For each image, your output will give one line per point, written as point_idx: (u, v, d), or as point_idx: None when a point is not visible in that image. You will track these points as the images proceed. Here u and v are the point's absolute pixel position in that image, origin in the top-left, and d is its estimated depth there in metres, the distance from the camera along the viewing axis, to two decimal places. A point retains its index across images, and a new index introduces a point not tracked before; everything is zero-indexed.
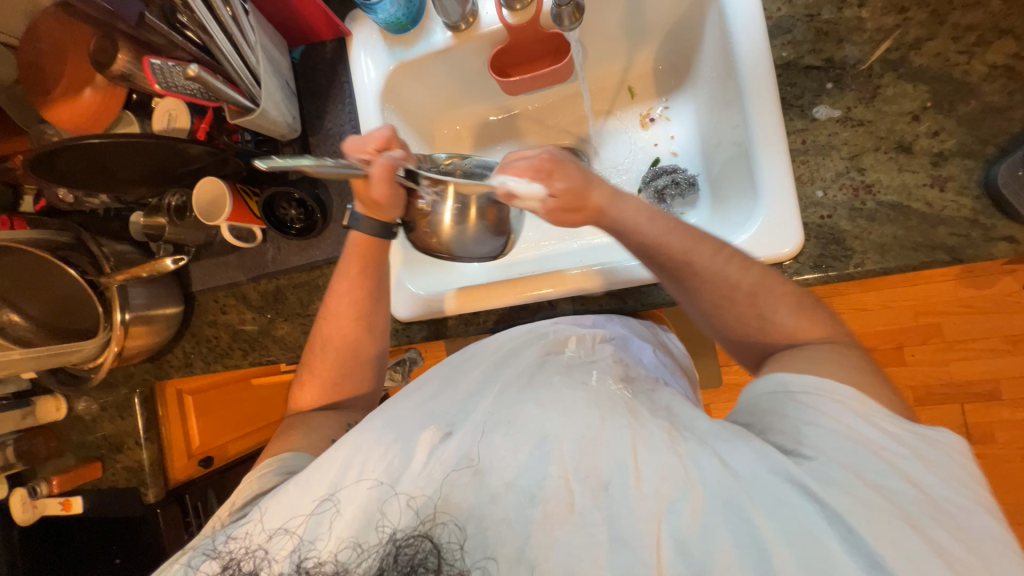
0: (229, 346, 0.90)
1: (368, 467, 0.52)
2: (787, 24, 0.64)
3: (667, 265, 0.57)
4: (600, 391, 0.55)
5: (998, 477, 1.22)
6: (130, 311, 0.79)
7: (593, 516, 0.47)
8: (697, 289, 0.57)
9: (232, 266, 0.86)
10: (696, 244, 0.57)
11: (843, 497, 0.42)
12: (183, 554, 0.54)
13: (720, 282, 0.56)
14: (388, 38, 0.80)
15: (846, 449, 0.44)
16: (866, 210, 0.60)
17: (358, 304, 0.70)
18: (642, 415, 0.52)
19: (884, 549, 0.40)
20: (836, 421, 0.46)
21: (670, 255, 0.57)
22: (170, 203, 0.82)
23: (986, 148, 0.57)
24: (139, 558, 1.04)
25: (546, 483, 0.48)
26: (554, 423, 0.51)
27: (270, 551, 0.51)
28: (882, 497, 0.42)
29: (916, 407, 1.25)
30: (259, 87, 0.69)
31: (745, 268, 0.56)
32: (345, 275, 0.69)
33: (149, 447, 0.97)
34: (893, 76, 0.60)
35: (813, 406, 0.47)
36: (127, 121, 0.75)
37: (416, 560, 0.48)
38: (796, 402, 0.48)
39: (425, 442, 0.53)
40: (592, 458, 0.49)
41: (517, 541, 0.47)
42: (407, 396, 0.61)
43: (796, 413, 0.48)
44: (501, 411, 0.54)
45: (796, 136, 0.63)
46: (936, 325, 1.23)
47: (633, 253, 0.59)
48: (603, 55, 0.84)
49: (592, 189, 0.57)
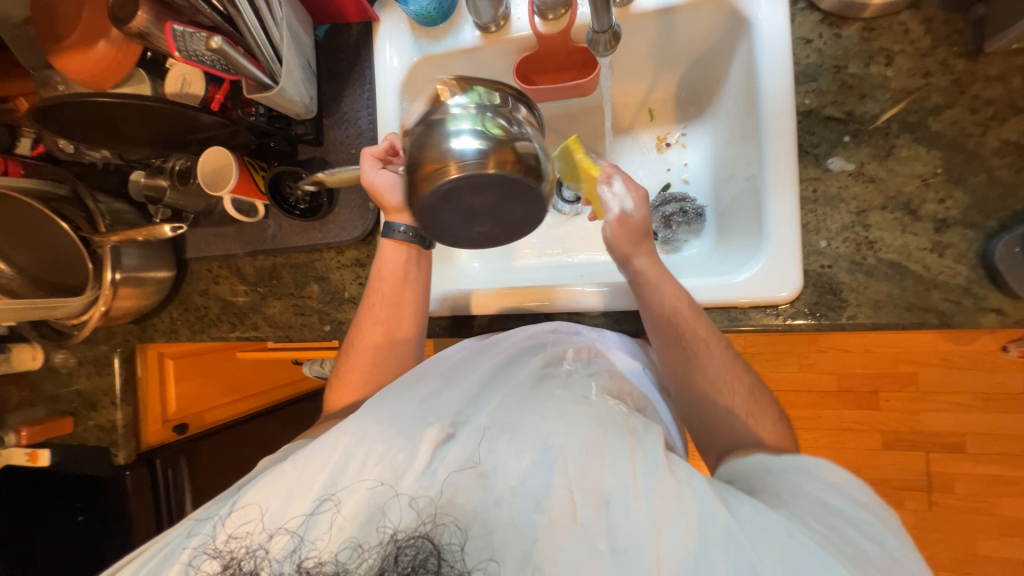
0: (217, 317, 0.89)
1: (371, 457, 0.53)
2: (813, 71, 0.65)
3: (684, 339, 0.61)
4: (600, 407, 0.55)
5: (953, 526, 1.27)
6: (120, 272, 0.78)
7: (594, 528, 0.47)
8: (698, 371, 0.61)
9: (230, 238, 0.85)
10: (714, 333, 0.62)
11: (817, 533, 0.44)
12: (180, 554, 0.53)
13: (721, 377, 0.60)
14: (416, 30, 0.79)
15: (817, 506, 0.47)
16: (866, 265, 0.61)
17: (392, 303, 0.71)
18: (639, 433, 0.53)
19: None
20: (810, 485, 0.49)
21: (689, 331, 0.61)
22: (173, 167, 0.80)
23: (988, 221, 0.58)
24: (100, 516, 1.03)
25: (551, 492, 0.49)
26: (557, 433, 0.52)
27: (271, 552, 0.50)
28: (849, 540, 0.44)
29: (884, 451, 1.29)
30: (280, 65, 0.68)
31: (743, 374, 0.61)
32: (382, 277, 0.71)
33: (124, 408, 0.96)
34: (909, 139, 0.61)
35: (790, 478, 0.50)
36: (138, 78, 0.75)
37: (416, 562, 0.48)
38: (777, 475, 0.51)
39: (429, 440, 0.54)
40: (594, 473, 0.49)
41: (523, 544, 0.48)
42: (405, 394, 0.60)
43: (776, 480, 0.50)
44: (505, 416, 0.55)
45: (808, 183, 0.64)
46: (914, 374, 1.26)
47: (657, 315, 0.63)
48: (628, 74, 0.84)
49: (639, 257, 0.64)
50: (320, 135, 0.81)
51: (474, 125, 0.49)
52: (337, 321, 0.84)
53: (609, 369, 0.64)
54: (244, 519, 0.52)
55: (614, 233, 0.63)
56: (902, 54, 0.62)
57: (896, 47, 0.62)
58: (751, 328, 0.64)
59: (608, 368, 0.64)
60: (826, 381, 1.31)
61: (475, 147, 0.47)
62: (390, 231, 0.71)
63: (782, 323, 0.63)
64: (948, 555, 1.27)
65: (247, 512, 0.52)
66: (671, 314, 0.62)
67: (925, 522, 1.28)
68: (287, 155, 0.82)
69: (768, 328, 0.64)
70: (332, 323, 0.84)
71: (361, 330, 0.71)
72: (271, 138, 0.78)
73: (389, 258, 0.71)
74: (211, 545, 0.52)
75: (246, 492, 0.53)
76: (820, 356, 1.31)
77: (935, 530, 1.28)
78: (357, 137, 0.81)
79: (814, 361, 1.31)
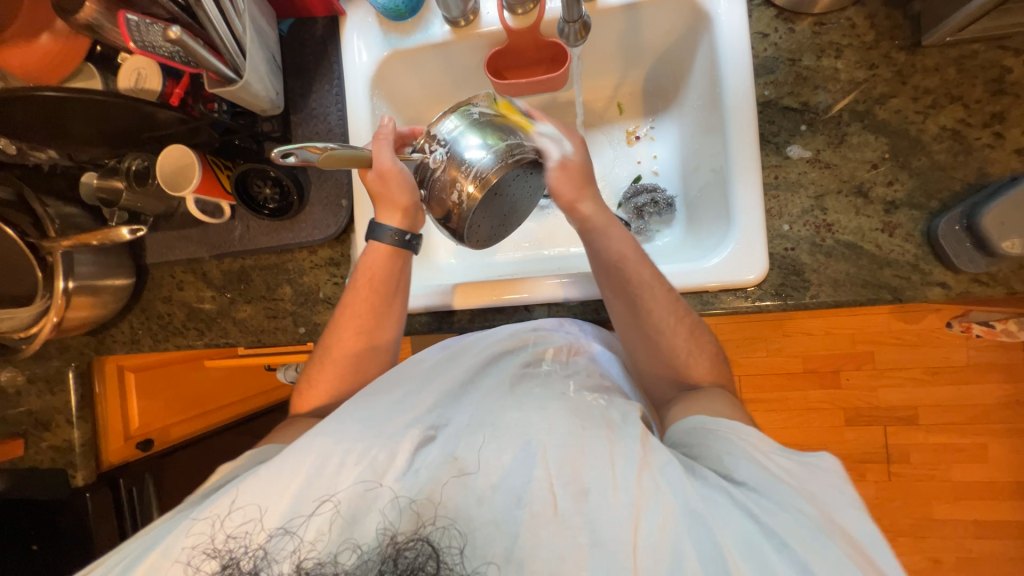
0: (182, 324, 0.85)
1: (350, 458, 0.52)
2: (771, 64, 0.68)
3: (628, 284, 0.63)
4: (578, 401, 0.56)
5: (910, 494, 1.35)
6: (73, 280, 0.73)
7: (573, 520, 0.48)
8: (644, 314, 0.62)
9: (194, 241, 0.82)
10: (656, 276, 0.63)
11: (770, 511, 0.45)
12: (178, 552, 0.50)
13: (664, 317, 0.62)
14: (385, 25, 0.78)
15: (762, 475, 0.48)
16: (825, 246, 0.64)
17: (374, 312, 0.69)
18: (618, 426, 0.53)
19: (809, 555, 0.42)
20: (748, 449, 0.50)
21: (632, 276, 0.62)
22: (129, 167, 0.77)
23: (931, 202, 0.62)
24: (59, 543, 0.96)
25: (532, 487, 0.49)
26: (536, 426, 0.53)
27: (271, 552, 0.49)
28: (799, 510, 0.45)
29: (846, 427, 1.37)
30: (244, 58, 0.66)
31: (685, 312, 0.63)
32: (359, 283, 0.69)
33: (82, 426, 0.90)
34: (859, 127, 0.65)
35: (731, 443, 0.51)
36: (88, 74, 0.70)
37: (416, 563, 0.48)
38: (716, 436, 0.52)
39: (410, 440, 0.54)
40: (574, 465, 0.50)
41: (505, 541, 0.48)
42: (378, 395, 0.59)
43: (718, 446, 0.51)
44: (484, 414, 0.55)
45: (770, 171, 0.67)
46: (870, 353, 1.34)
47: (597, 261, 0.65)
48: (597, 69, 0.86)
49: (580, 202, 0.65)
50: (288, 132, 0.79)
51: (485, 142, 0.59)
52: (312, 323, 0.81)
53: (589, 367, 0.65)
54: (243, 518, 0.50)
55: (557, 181, 0.64)
56: (850, 48, 0.66)
57: (845, 41, 0.66)
58: (723, 311, 0.67)
59: (586, 366, 0.65)
60: (792, 363, 1.37)
61: (495, 160, 0.58)
62: (379, 233, 0.69)
63: (751, 304, 0.66)
64: (906, 521, 1.36)
65: (246, 512, 0.50)
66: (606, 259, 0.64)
67: (885, 492, 1.36)
68: (253, 153, 0.80)
69: (738, 309, 0.67)
70: (307, 325, 0.82)
71: (338, 340, 0.69)
72: (236, 135, 0.75)
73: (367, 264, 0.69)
74: (209, 544, 0.50)
75: (243, 491, 0.51)
76: (786, 340, 1.37)
77: (894, 499, 1.36)
78: (327, 134, 0.79)
79: (781, 344, 1.37)
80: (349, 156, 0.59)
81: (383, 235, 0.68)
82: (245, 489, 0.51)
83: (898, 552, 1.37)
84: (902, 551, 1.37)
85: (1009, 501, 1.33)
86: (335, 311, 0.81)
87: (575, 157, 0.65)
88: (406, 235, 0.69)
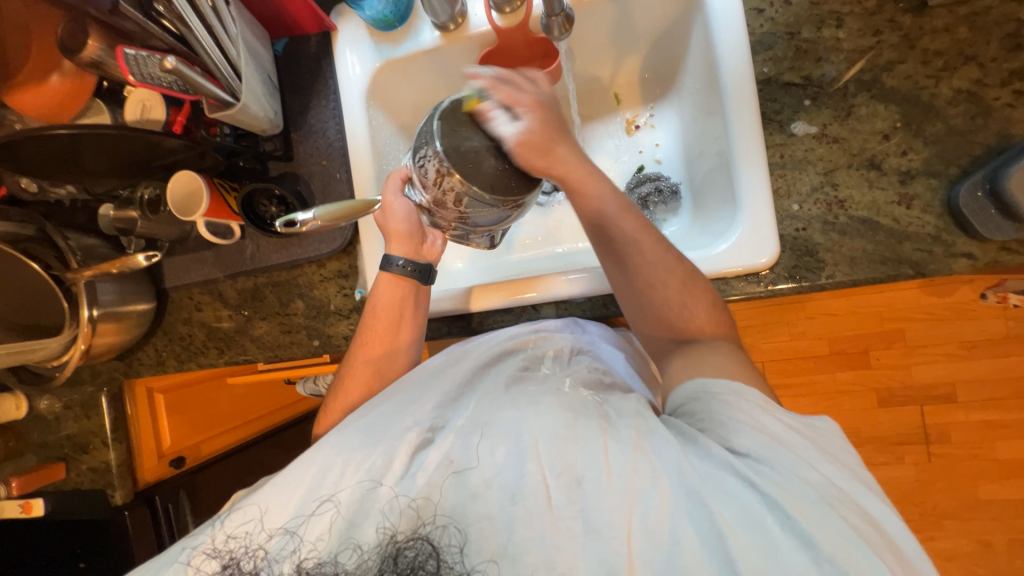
0: (203, 344, 0.88)
1: (350, 466, 0.52)
2: (768, 40, 0.66)
3: (614, 241, 0.59)
4: (571, 396, 0.55)
5: (954, 474, 1.29)
6: (98, 308, 0.76)
7: (567, 510, 0.48)
8: (632, 271, 0.59)
9: (208, 262, 0.84)
10: (642, 229, 0.59)
11: (771, 481, 0.43)
12: (179, 554, 0.53)
13: (652, 267, 0.58)
14: (375, 36, 0.79)
15: (770, 445, 0.45)
16: (838, 224, 0.62)
17: (387, 344, 0.70)
18: (612, 418, 0.52)
19: (814, 530, 0.41)
20: (754, 414, 0.47)
21: (617, 233, 0.59)
22: (142, 197, 0.79)
23: (950, 168, 0.59)
24: (103, 562, 1.00)
25: (525, 481, 0.49)
26: (528, 422, 0.52)
27: (270, 552, 0.51)
28: (800, 480, 0.43)
29: (879, 409, 1.32)
30: (240, 81, 0.67)
31: (678, 258, 0.58)
32: (375, 312, 0.70)
33: (117, 447, 0.94)
34: (867, 97, 0.62)
35: (733, 407, 0.48)
36: (97, 109, 0.73)
37: (416, 562, 0.49)
38: (719, 404, 0.48)
39: (408, 443, 0.54)
40: (566, 456, 0.49)
41: (500, 537, 0.48)
42: (382, 400, 0.59)
43: (722, 412, 0.48)
44: (481, 413, 0.55)
45: (775, 150, 0.65)
46: (900, 330, 1.29)
47: (588, 223, 0.60)
48: (591, 61, 0.85)
49: (558, 144, 0.57)
50: (290, 150, 0.80)
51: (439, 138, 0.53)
52: (325, 336, 0.83)
53: (593, 365, 0.64)
54: (244, 519, 0.52)
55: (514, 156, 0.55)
56: (852, 15, 0.63)
57: (846, 8, 0.64)
58: (736, 297, 0.65)
59: (589, 364, 0.64)
60: (817, 346, 1.33)
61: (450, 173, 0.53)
62: (388, 264, 0.70)
63: (764, 289, 0.64)
64: (952, 504, 1.30)
65: (246, 512, 0.52)
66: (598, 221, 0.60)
67: (927, 474, 1.30)
68: (257, 173, 0.82)
69: (751, 295, 0.65)
70: (321, 338, 0.83)
71: (351, 367, 0.70)
72: (239, 157, 0.78)
73: (386, 291, 0.70)
74: (210, 544, 0.52)
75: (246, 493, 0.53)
76: (809, 322, 1.33)
77: (937, 480, 1.30)
78: (327, 149, 0.80)
79: (804, 327, 1.33)
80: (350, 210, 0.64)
81: (392, 267, 0.70)
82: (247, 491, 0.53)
83: (945, 537, 1.31)
84: (949, 535, 1.31)
85: None
86: (347, 322, 0.82)
87: (533, 128, 0.56)
88: (413, 265, 0.70)
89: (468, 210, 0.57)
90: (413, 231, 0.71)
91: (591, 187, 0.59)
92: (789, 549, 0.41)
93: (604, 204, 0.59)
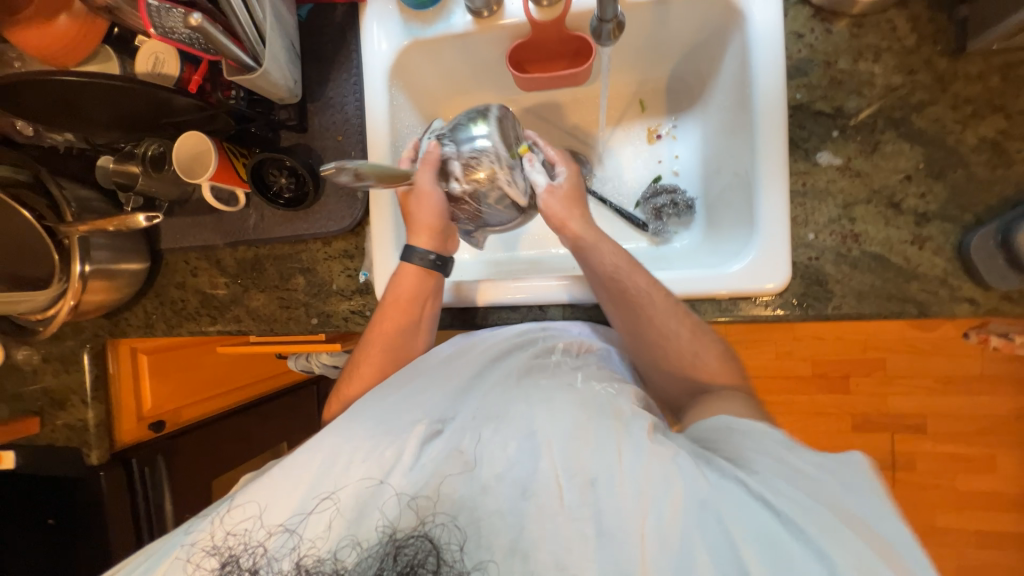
0: (196, 311, 0.85)
1: (357, 455, 0.52)
2: (805, 66, 0.66)
3: (627, 294, 0.63)
4: (585, 392, 0.56)
5: (915, 502, 1.35)
6: (90, 264, 0.73)
7: (580, 511, 0.48)
8: (644, 323, 0.63)
9: (208, 228, 0.82)
10: (652, 283, 0.64)
11: (787, 499, 0.44)
12: (178, 550, 0.52)
13: (664, 321, 0.62)
14: (406, 13, 0.77)
15: (785, 473, 0.46)
16: (851, 257, 0.63)
17: (401, 332, 0.69)
18: (626, 417, 0.53)
19: (831, 546, 0.41)
20: (770, 444, 0.49)
21: (630, 286, 0.63)
22: (145, 152, 0.76)
23: (965, 215, 0.60)
24: (72, 519, 0.98)
25: (537, 477, 0.50)
26: (541, 419, 0.53)
27: (270, 549, 0.50)
28: (818, 501, 0.44)
29: (853, 433, 1.36)
30: (264, 47, 0.65)
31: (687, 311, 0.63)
32: (393, 300, 0.69)
33: (96, 406, 0.92)
34: (894, 134, 0.63)
35: (753, 439, 0.50)
36: (104, 56, 0.70)
37: (415, 560, 0.49)
38: (738, 435, 0.51)
39: (417, 435, 0.54)
40: (581, 457, 0.50)
41: (511, 532, 0.48)
42: (386, 391, 0.60)
43: (742, 442, 0.50)
44: (492, 406, 0.55)
45: (798, 177, 0.65)
46: (882, 360, 1.33)
47: (600, 274, 0.65)
48: (621, 65, 0.84)
49: (575, 215, 0.67)
50: (304, 121, 0.78)
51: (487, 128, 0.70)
52: (324, 314, 0.81)
53: (601, 365, 0.64)
54: (243, 516, 0.51)
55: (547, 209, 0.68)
56: (889, 51, 0.64)
57: (884, 44, 0.64)
58: (742, 318, 0.66)
59: (597, 363, 0.64)
60: (801, 367, 1.36)
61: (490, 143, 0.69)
62: (411, 255, 0.69)
63: (770, 313, 0.65)
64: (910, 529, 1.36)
65: (246, 509, 0.52)
66: (610, 276, 0.64)
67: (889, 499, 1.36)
68: (268, 142, 0.79)
69: (757, 318, 0.65)
70: (319, 316, 0.81)
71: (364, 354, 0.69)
72: (252, 123, 0.75)
73: (405, 282, 0.69)
74: (209, 541, 0.51)
75: (244, 490, 0.53)
76: (797, 344, 1.36)
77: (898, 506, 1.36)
78: (344, 124, 0.78)
79: (791, 348, 1.36)
80: (388, 173, 0.61)
81: (413, 258, 0.69)
82: (246, 488, 0.53)
83: None
84: None
85: (1013, 513, 1.32)
86: (348, 303, 0.80)
87: (566, 183, 0.70)
88: (433, 256, 0.70)
89: (484, 210, 0.72)
90: (442, 227, 0.70)
91: (606, 246, 0.65)
92: (804, 562, 0.41)
93: (618, 260, 0.64)
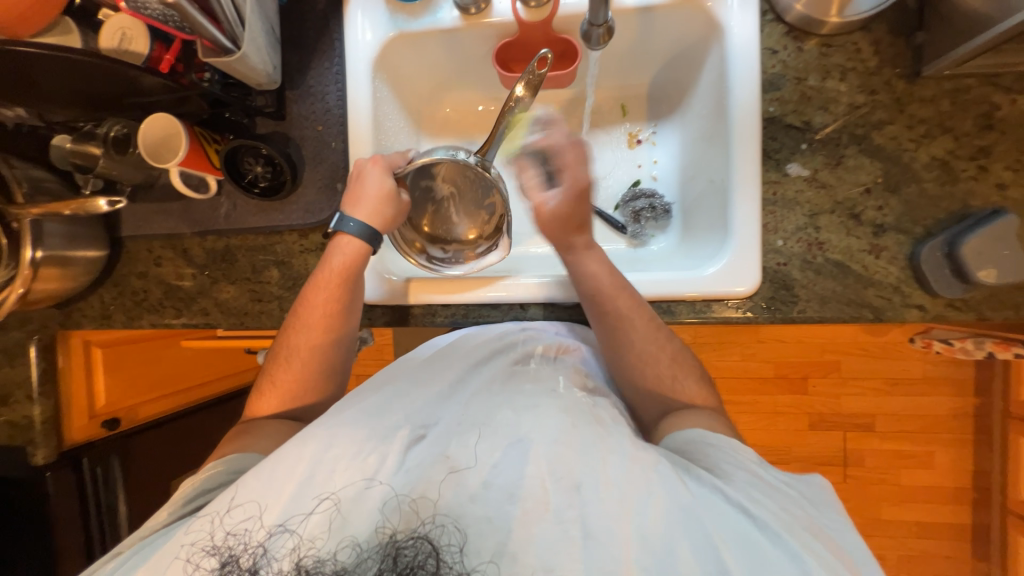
0: (159, 302, 0.81)
1: (339, 463, 0.51)
2: (777, 81, 0.69)
3: (607, 317, 0.65)
4: (568, 398, 0.57)
5: (863, 495, 1.44)
6: (42, 250, 0.69)
7: (566, 513, 0.49)
8: (624, 345, 0.65)
9: (174, 215, 0.78)
10: (633, 307, 0.65)
11: (765, 509, 0.47)
12: (177, 549, 0.49)
13: (642, 345, 0.64)
14: (391, 4, 0.76)
15: (759, 487, 0.50)
16: (815, 264, 0.67)
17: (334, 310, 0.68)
18: (606, 422, 0.55)
19: (803, 547, 0.45)
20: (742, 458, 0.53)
21: (609, 308, 0.65)
22: (108, 134, 0.72)
23: (916, 228, 0.65)
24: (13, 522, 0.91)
25: (524, 483, 0.50)
26: (527, 425, 0.53)
27: (270, 549, 0.49)
28: (787, 510, 0.48)
29: (810, 431, 1.43)
30: (243, 28, 0.62)
31: (669, 337, 0.65)
32: (328, 272, 0.67)
33: (43, 403, 0.85)
34: (856, 149, 0.67)
35: (726, 454, 0.53)
36: (65, 27, 0.65)
37: (415, 561, 0.48)
38: (713, 449, 0.54)
39: (400, 441, 0.53)
40: (566, 462, 0.50)
41: (498, 536, 0.48)
42: (365, 397, 0.59)
43: (717, 457, 0.53)
44: (474, 415, 0.55)
45: (769, 186, 0.68)
46: (837, 362, 1.41)
47: (585, 293, 0.67)
48: (605, 70, 0.86)
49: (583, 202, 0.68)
50: (282, 108, 0.76)
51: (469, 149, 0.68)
52: None
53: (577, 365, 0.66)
54: (244, 516, 0.50)
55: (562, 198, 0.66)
56: (854, 71, 0.68)
57: (849, 64, 0.68)
58: (714, 319, 0.69)
59: (574, 364, 0.66)
60: (764, 368, 1.43)
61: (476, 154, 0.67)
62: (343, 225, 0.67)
63: (740, 315, 0.68)
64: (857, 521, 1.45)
65: (246, 508, 0.50)
66: (595, 295, 0.66)
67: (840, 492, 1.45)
68: (243, 128, 0.77)
69: (728, 319, 0.68)
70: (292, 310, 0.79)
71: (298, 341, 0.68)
72: (226, 107, 0.72)
73: (338, 255, 0.68)
74: (209, 541, 0.49)
75: (244, 488, 0.51)
76: (760, 346, 1.42)
77: (848, 499, 1.45)
78: (324, 114, 0.76)
79: (755, 350, 1.42)
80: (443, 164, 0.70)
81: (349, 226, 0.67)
82: (245, 486, 0.51)
83: None
84: None
85: (949, 505, 1.43)
86: None
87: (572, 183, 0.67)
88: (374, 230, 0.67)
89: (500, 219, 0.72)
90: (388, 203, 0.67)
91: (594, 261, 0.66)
92: (778, 565, 0.44)
93: (600, 283, 0.65)
